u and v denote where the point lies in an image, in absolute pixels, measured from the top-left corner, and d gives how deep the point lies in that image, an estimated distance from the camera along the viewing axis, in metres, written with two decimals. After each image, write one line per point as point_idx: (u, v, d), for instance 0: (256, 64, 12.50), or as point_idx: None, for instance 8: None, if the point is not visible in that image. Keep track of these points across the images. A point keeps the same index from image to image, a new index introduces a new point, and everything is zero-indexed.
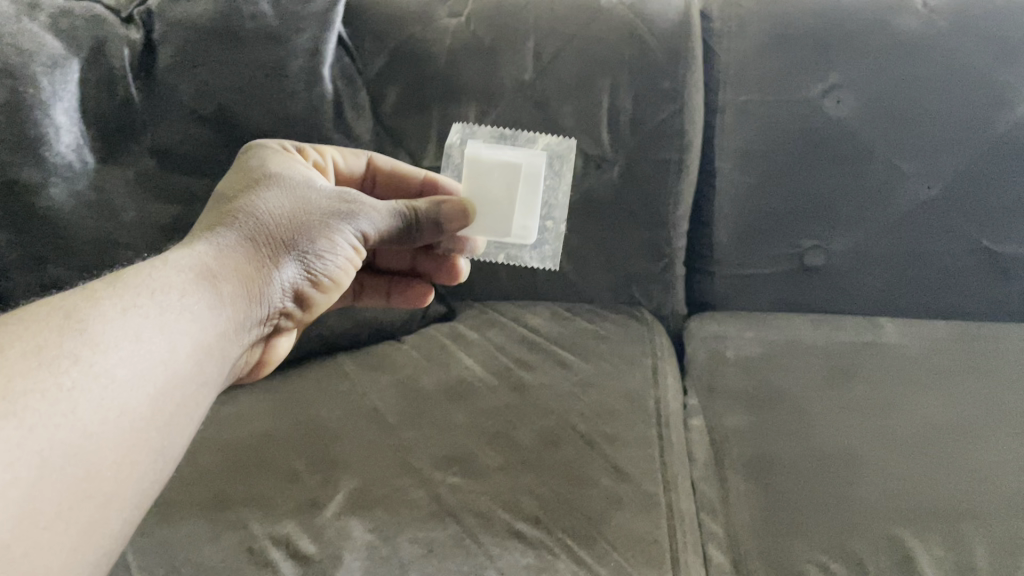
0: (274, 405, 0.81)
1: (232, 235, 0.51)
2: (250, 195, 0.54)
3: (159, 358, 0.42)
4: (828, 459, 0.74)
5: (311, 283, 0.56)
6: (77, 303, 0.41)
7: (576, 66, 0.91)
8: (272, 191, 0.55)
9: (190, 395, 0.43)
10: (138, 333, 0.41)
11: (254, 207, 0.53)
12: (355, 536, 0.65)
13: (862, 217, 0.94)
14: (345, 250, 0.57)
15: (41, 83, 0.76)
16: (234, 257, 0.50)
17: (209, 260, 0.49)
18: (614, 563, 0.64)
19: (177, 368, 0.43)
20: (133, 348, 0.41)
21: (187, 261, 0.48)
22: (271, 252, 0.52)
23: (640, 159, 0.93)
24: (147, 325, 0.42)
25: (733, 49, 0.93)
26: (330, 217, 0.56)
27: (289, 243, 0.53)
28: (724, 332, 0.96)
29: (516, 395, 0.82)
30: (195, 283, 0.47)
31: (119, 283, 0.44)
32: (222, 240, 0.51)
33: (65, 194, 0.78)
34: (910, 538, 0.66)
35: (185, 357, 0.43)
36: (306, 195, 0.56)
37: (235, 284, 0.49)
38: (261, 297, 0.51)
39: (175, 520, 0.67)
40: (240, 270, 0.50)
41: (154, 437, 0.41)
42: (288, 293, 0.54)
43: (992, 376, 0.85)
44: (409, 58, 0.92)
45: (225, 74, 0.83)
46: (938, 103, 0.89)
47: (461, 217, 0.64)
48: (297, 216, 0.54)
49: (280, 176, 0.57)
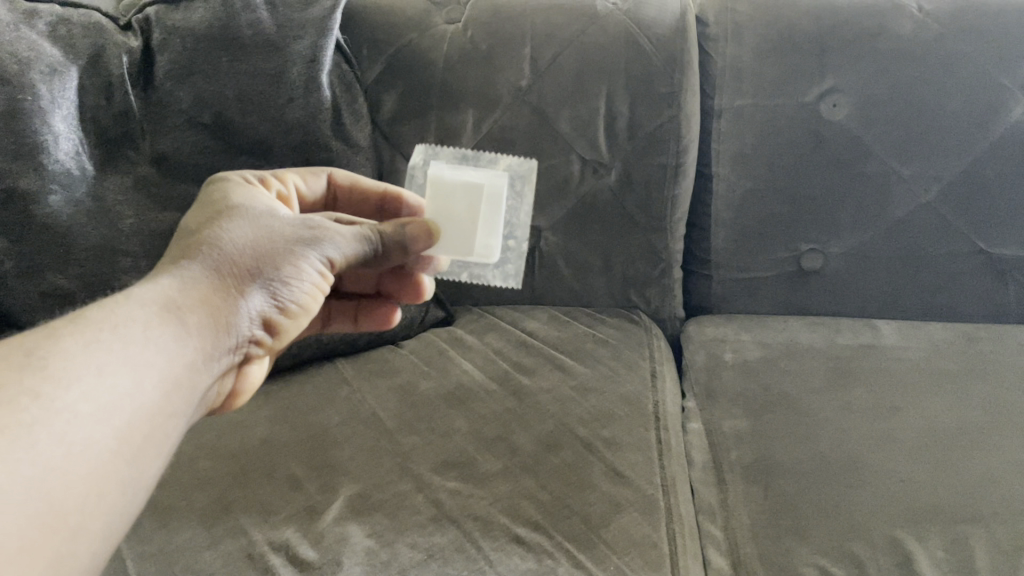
0: (273, 411, 0.81)
1: (196, 266, 0.48)
2: (212, 226, 0.51)
3: (124, 390, 0.39)
4: (829, 462, 0.74)
5: (282, 312, 0.52)
6: (36, 341, 0.39)
7: (574, 71, 0.91)
8: (236, 221, 0.52)
9: (158, 428, 0.41)
10: (101, 368, 0.39)
11: (217, 237, 0.50)
12: (354, 541, 0.65)
13: (859, 220, 0.94)
14: (315, 276, 0.54)
15: (41, 90, 0.75)
16: (198, 290, 0.47)
17: (172, 294, 0.46)
18: (614, 566, 0.64)
19: (145, 403, 0.40)
20: (97, 383, 0.38)
21: (147, 295, 0.45)
22: (238, 280, 0.49)
23: (638, 163, 0.93)
24: (110, 361, 0.40)
25: (730, 53, 0.93)
26: (298, 244, 0.53)
27: (256, 271, 0.50)
28: (722, 335, 0.97)
29: (515, 399, 0.83)
30: (161, 315, 0.44)
31: (80, 319, 0.41)
32: (186, 272, 0.48)
33: (64, 202, 0.76)
34: (911, 540, 0.66)
35: (154, 393, 0.41)
36: (272, 224, 0.53)
37: (200, 317, 0.46)
38: (229, 327, 0.48)
39: (174, 527, 0.67)
40: (205, 302, 0.47)
41: (123, 471, 0.38)
42: (258, 323, 0.51)
43: (991, 378, 0.85)
44: (407, 65, 0.93)
45: (223, 81, 0.83)
46: (935, 107, 0.89)
47: (426, 237, 0.62)
48: (263, 245, 0.51)
49: (243, 206, 0.54)
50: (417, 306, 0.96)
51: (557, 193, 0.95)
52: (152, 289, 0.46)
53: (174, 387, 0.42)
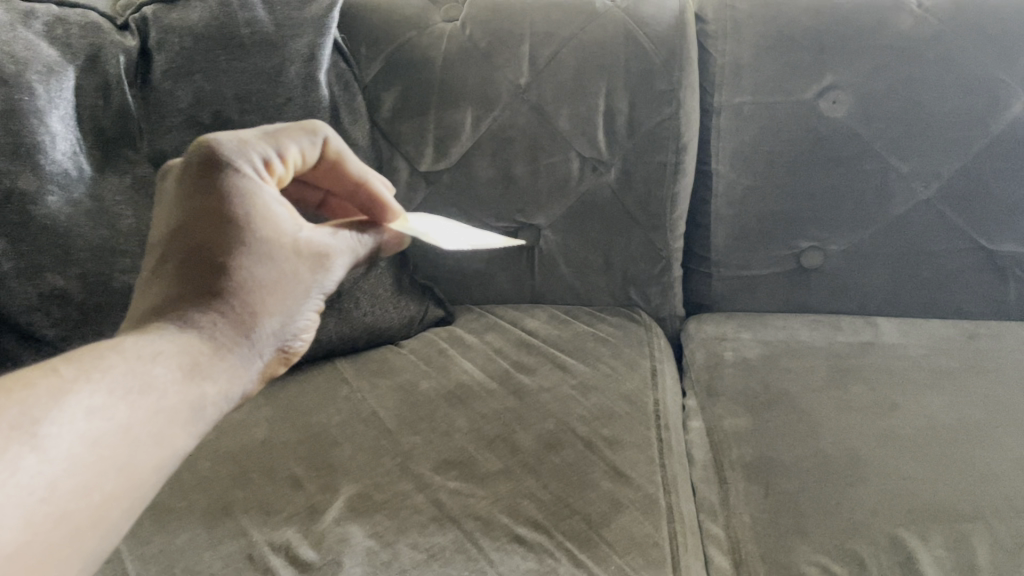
0: (273, 411, 0.81)
1: (220, 322, 0.46)
2: (233, 264, 0.48)
3: (109, 448, 0.40)
4: (831, 460, 0.74)
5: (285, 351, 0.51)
6: (40, 400, 0.38)
7: (573, 69, 0.91)
8: (258, 253, 0.48)
9: (145, 478, 0.42)
10: (89, 430, 0.39)
11: (239, 280, 0.47)
12: (355, 541, 0.65)
13: (859, 218, 0.94)
14: (314, 312, 0.53)
15: (37, 90, 0.75)
16: (223, 355, 0.46)
17: (197, 358, 0.45)
18: (615, 566, 0.64)
19: (135, 470, 0.41)
20: (87, 454, 0.39)
21: (170, 359, 0.44)
22: (255, 336, 0.48)
23: (638, 161, 0.93)
24: (110, 431, 0.40)
25: (729, 50, 0.93)
26: (309, 283, 0.51)
27: (271, 323, 0.49)
28: (723, 333, 0.97)
29: (516, 399, 0.82)
30: (180, 389, 0.43)
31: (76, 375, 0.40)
32: (206, 330, 0.46)
33: (62, 203, 0.76)
34: (912, 539, 0.66)
35: (148, 459, 0.41)
36: (290, 256, 0.50)
37: (223, 383, 0.46)
38: (246, 385, 0.48)
39: (175, 528, 0.66)
40: (228, 366, 0.46)
41: (106, 519, 0.40)
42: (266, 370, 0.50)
43: (992, 376, 0.84)
44: (406, 63, 0.92)
45: (222, 80, 0.83)
46: (935, 104, 0.89)
47: (395, 248, 0.60)
48: (281, 287, 0.49)
49: (264, 226, 0.49)
50: (417, 306, 0.96)
51: (557, 192, 0.95)
52: (177, 356, 0.44)
53: (169, 454, 0.43)
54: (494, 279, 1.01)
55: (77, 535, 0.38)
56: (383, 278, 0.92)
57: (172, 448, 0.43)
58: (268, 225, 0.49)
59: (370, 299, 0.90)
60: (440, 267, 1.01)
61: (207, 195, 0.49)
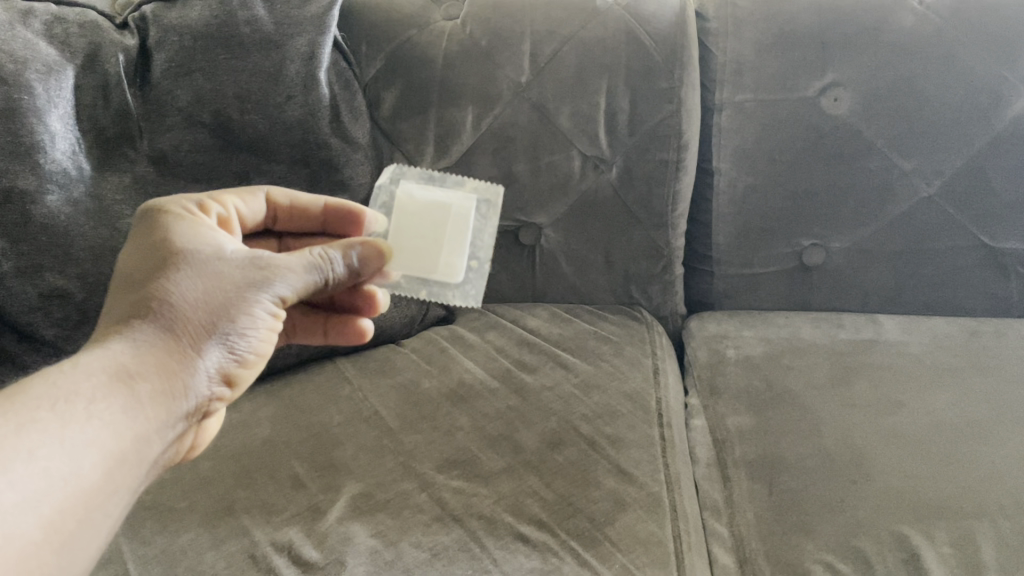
0: (274, 411, 0.81)
1: (146, 327, 0.47)
2: (160, 278, 0.49)
3: (56, 466, 0.40)
4: (834, 458, 0.74)
5: (239, 365, 0.51)
6: None
7: (574, 67, 0.91)
8: (182, 265, 0.50)
9: (100, 493, 0.42)
10: (32, 448, 0.39)
11: (168, 290, 0.48)
12: (358, 541, 0.65)
13: (861, 216, 0.94)
14: (266, 319, 0.52)
15: (37, 89, 0.74)
16: (149, 356, 0.46)
17: (120, 362, 0.45)
18: (619, 564, 0.64)
19: (80, 480, 0.41)
20: (23, 466, 0.38)
21: (97, 367, 0.45)
22: (190, 340, 0.48)
23: (639, 159, 0.93)
24: (44, 441, 0.40)
25: (730, 48, 0.93)
26: (252, 287, 0.51)
27: (207, 327, 0.49)
28: (725, 331, 0.96)
29: (518, 397, 0.82)
30: (106, 392, 0.44)
31: (15, 399, 0.41)
32: (136, 338, 0.47)
33: (62, 202, 0.75)
34: (917, 536, 0.65)
35: (90, 471, 0.41)
36: (218, 262, 0.51)
37: (155, 387, 0.46)
38: (184, 391, 0.47)
39: (176, 528, 0.66)
40: (162, 370, 0.46)
41: (61, 536, 0.39)
42: (216, 381, 0.50)
43: (995, 373, 0.84)
44: (406, 61, 0.92)
45: (222, 79, 0.82)
46: (937, 101, 0.89)
47: (377, 257, 0.59)
48: (212, 290, 0.49)
49: (186, 242, 0.51)
50: (418, 305, 0.95)
51: (558, 190, 0.95)
52: (101, 363, 0.45)
53: (119, 462, 0.43)
54: (495, 277, 1.01)
55: (21, 551, 0.37)
56: None
57: (113, 458, 0.43)
58: (197, 243, 0.51)
59: None
60: None
61: (144, 235, 0.52)
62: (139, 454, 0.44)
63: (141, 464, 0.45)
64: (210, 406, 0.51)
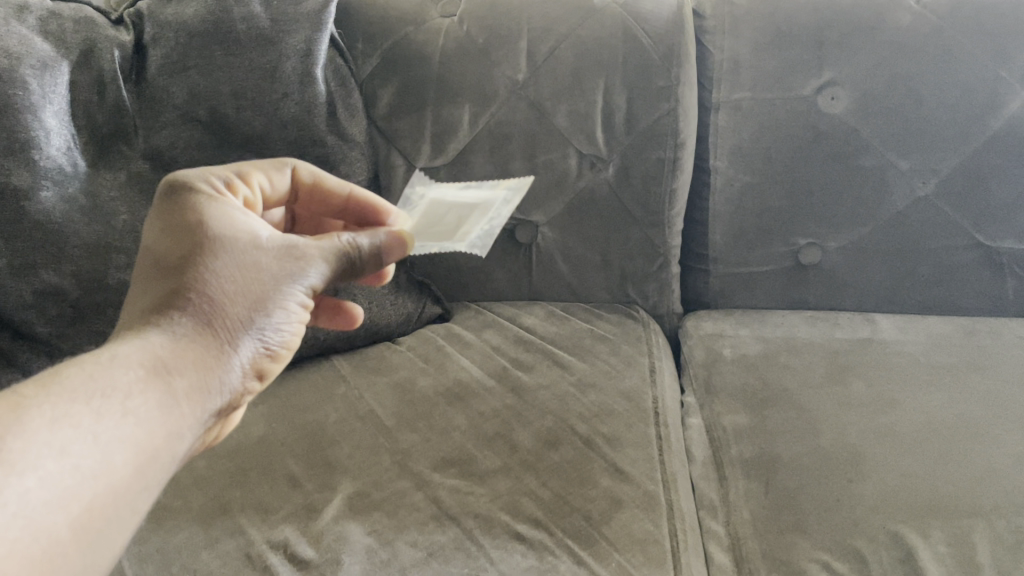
0: (271, 409, 0.81)
1: (182, 319, 0.46)
2: (195, 267, 0.48)
3: (91, 464, 0.38)
4: (831, 456, 0.74)
5: (271, 356, 0.50)
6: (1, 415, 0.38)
7: (570, 65, 0.91)
8: (217, 252, 0.49)
9: (135, 492, 0.40)
10: (66, 446, 0.38)
11: (203, 280, 0.47)
12: (354, 540, 0.64)
13: (857, 215, 0.94)
14: (297, 311, 0.51)
15: (31, 85, 0.74)
16: (187, 349, 0.45)
17: (158, 355, 0.44)
18: (615, 563, 0.63)
19: (116, 481, 0.39)
20: (54, 464, 0.37)
21: (133, 360, 0.43)
22: (227, 333, 0.47)
23: (635, 157, 0.93)
24: (80, 437, 0.39)
25: (727, 46, 0.92)
26: (284, 279, 0.50)
27: (242, 319, 0.48)
28: (721, 330, 0.97)
29: (514, 396, 0.82)
30: (143, 387, 0.43)
31: (48, 393, 0.40)
32: (173, 330, 0.46)
33: (57, 198, 0.75)
34: (913, 536, 0.65)
35: (123, 467, 0.40)
36: (252, 251, 0.50)
37: (192, 380, 0.45)
38: (220, 385, 0.46)
39: (171, 527, 0.66)
40: (199, 362, 0.45)
41: (96, 537, 0.38)
42: (250, 373, 0.49)
43: (991, 372, 0.84)
44: (402, 59, 0.92)
45: (217, 76, 0.82)
46: (934, 100, 0.88)
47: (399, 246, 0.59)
48: (247, 281, 0.49)
49: (220, 228, 0.50)
50: (414, 303, 0.95)
51: (555, 188, 0.95)
52: (137, 355, 0.44)
53: (155, 459, 0.42)
54: (491, 276, 1.01)
55: (49, 548, 0.36)
56: None
57: (148, 453, 0.41)
58: (230, 230, 0.50)
59: (366, 296, 0.90)
60: (437, 265, 1.00)
61: (170, 217, 0.51)
62: (172, 451, 0.43)
63: (174, 461, 0.43)
64: (241, 398, 0.50)
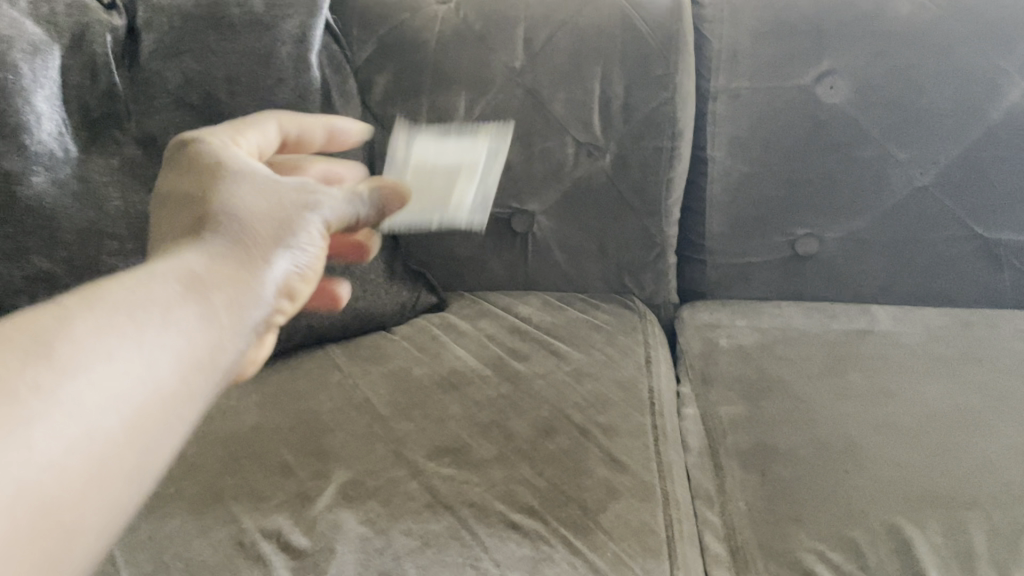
0: (265, 397, 0.80)
1: (212, 237, 0.41)
2: (214, 192, 0.44)
3: (136, 374, 0.33)
4: (828, 447, 0.74)
5: (303, 286, 0.45)
6: (30, 319, 0.33)
7: (568, 52, 0.90)
8: (235, 181, 0.45)
9: (182, 414, 0.35)
10: (107, 351, 0.33)
11: (226, 203, 0.43)
12: (348, 528, 0.64)
13: (855, 205, 0.94)
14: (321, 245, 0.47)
15: (22, 69, 0.73)
16: (222, 263, 0.40)
17: (194, 268, 0.39)
18: (611, 552, 0.63)
19: (160, 392, 0.34)
20: (102, 366, 0.32)
21: (166, 271, 0.38)
22: (261, 250, 0.42)
23: (632, 146, 0.92)
24: (119, 343, 0.34)
25: (726, 34, 0.92)
26: (309, 207, 0.46)
27: (274, 238, 0.43)
28: (717, 321, 0.96)
29: (510, 385, 0.82)
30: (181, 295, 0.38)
31: (82, 297, 0.35)
32: (204, 247, 0.41)
33: (48, 183, 0.74)
34: (910, 526, 0.65)
35: (167, 377, 0.35)
36: (270, 182, 0.46)
37: (232, 293, 0.40)
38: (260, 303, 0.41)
39: (164, 515, 0.65)
40: (237, 277, 0.41)
41: (139, 456, 0.33)
42: (283, 301, 0.44)
43: (988, 364, 0.84)
44: (398, 46, 0.91)
45: (211, 61, 0.81)
46: (933, 90, 0.88)
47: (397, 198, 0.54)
48: (273, 205, 0.45)
49: (232, 162, 0.46)
50: (409, 292, 0.95)
51: (551, 177, 0.94)
52: (169, 265, 0.39)
53: (202, 379, 0.37)
54: (487, 265, 1.00)
55: (99, 459, 0.31)
56: (376, 263, 0.91)
57: (194, 366, 0.36)
58: (241, 164, 0.47)
59: (361, 284, 0.89)
60: (433, 253, 1.00)
61: (173, 165, 0.47)
62: (219, 366, 0.38)
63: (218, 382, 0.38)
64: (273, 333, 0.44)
